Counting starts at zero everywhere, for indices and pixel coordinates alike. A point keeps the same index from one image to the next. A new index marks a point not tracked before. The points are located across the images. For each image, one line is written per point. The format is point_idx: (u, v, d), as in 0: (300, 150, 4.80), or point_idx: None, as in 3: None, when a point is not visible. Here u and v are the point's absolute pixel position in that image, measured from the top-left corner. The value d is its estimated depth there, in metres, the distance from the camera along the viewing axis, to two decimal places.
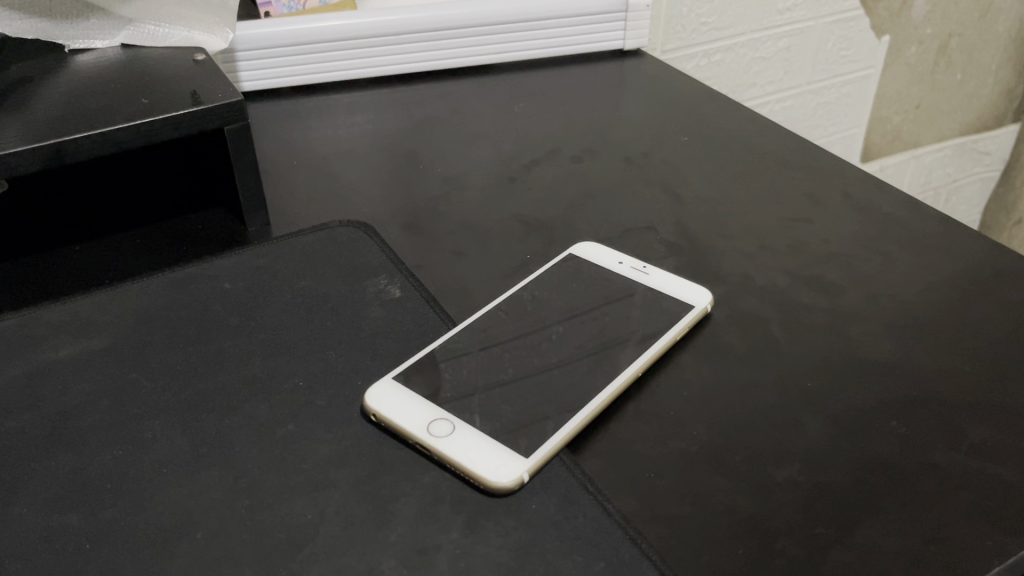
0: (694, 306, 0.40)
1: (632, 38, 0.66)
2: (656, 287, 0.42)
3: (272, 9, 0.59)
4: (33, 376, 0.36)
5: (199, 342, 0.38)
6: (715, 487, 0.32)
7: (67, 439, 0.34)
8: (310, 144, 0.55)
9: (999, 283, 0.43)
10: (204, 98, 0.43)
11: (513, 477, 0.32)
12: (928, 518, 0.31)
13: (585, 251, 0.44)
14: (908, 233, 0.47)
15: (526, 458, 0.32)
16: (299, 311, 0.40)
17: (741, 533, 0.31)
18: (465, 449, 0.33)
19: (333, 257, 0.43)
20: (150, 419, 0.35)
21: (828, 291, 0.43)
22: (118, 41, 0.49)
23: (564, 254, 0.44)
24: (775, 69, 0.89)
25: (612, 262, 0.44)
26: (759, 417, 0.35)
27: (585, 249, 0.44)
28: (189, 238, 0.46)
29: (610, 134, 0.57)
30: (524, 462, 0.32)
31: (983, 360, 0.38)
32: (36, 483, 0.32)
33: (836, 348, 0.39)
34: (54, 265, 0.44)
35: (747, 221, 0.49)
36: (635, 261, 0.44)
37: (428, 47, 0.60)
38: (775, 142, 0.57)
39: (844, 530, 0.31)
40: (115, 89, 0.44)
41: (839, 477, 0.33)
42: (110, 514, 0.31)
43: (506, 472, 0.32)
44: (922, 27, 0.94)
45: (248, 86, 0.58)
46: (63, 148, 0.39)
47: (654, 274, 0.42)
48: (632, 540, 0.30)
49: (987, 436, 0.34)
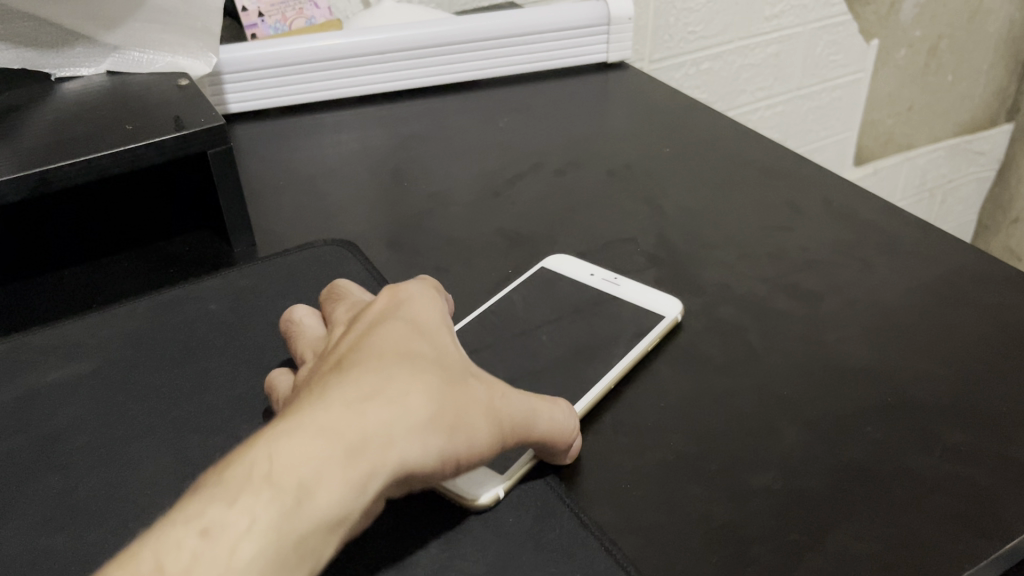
0: (666, 316, 0.41)
1: (615, 50, 0.67)
2: (628, 298, 0.42)
3: (258, 31, 0.59)
4: (23, 400, 0.37)
5: (186, 363, 0.39)
6: (691, 496, 0.33)
7: (56, 461, 0.34)
8: (296, 163, 0.55)
9: (978, 287, 0.44)
10: (188, 122, 0.44)
11: (491, 495, 0.32)
12: (901, 523, 0.32)
13: (557, 264, 0.45)
14: (888, 239, 0.48)
15: (502, 476, 0.33)
16: (283, 330, 0.41)
17: (716, 541, 0.31)
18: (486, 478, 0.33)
19: (318, 276, 0.44)
20: (137, 440, 0.35)
21: (807, 298, 0.43)
22: (104, 68, 0.50)
23: (538, 267, 0.45)
24: (763, 75, 0.90)
25: (584, 274, 0.44)
26: (736, 425, 0.36)
27: (557, 263, 0.45)
28: (177, 260, 0.47)
29: (594, 147, 0.58)
30: (501, 481, 0.33)
31: (961, 364, 0.39)
32: (25, 506, 0.32)
33: (813, 355, 0.40)
34: (45, 289, 0.45)
35: (729, 230, 0.49)
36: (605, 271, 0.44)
37: (412, 65, 0.61)
38: (757, 151, 0.57)
39: (818, 536, 0.31)
40: (101, 115, 0.45)
41: (814, 483, 0.33)
42: (97, 535, 0.31)
43: (483, 489, 0.32)
44: (910, 30, 0.95)
45: (235, 108, 0.59)
46: (50, 175, 0.40)
47: (626, 285, 0.43)
48: (607, 550, 0.30)
49: (962, 440, 0.35)
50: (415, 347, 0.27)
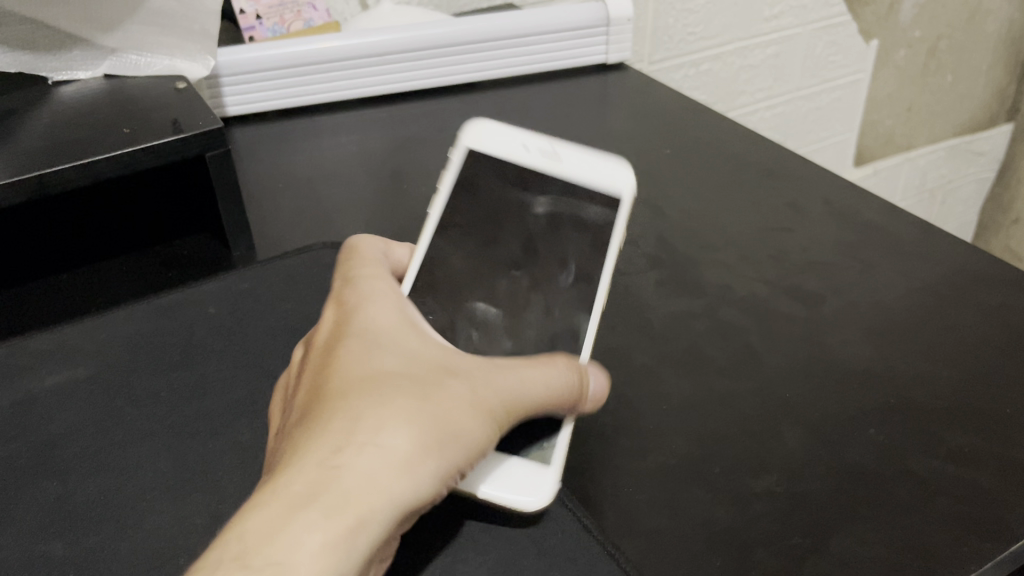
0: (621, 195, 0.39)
1: (614, 52, 0.67)
2: (570, 175, 0.39)
3: (256, 33, 0.59)
4: (20, 406, 0.37)
5: (184, 367, 0.39)
6: (693, 499, 0.33)
7: (53, 467, 0.34)
8: (295, 166, 0.55)
9: (979, 288, 0.43)
10: (185, 126, 0.43)
11: (550, 492, 0.32)
12: (905, 525, 0.31)
13: (486, 143, 0.40)
14: (889, 240, 0.48)
15: (550, 468, 0.32)
16: (282, 334, 0.41)
17: (719, 546, 0.31)
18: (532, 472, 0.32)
19: (317, 279, 0.44)
20: (135, 445, 0.35)
21: (808, 300, 0.43)
22: (101, 71, 0.50)
23: (459, 148, 0.40)
24: (763, 76, 0.90)
25: (516, 146, 0.40)
26: (738, 428, 0.36)
27: (485, 139, 0.40)
28: (176, 264, 0.47)
29: (593, 148, 0.58)
30: (551, 472, 0.32)
31: (964, 366, 0.38)
32: (22, 512, 0.32)
33: (815, 357, 0.39)
34: (43, 294, 0.44)
35: (729, 232, 0.49)
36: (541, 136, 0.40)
37: (411, 67, 0.61)
38: (757, 152, 0.57)
39: (822, 540, 0.31)
40: (97, 118, 0.45)
41: (817, 486, 0.33)
42: (94, 541, 0.31)
43: (539, 487, 0.32)
44: (909, 30, 0.94)
45: (233, 111, 0.58)
46: (46, 180, 0.40)
47: (566, 158, 0.39)
48: (610, 555, 0.30)
49: (965, 442, 0.35)
50: (380, 366, 0.30)
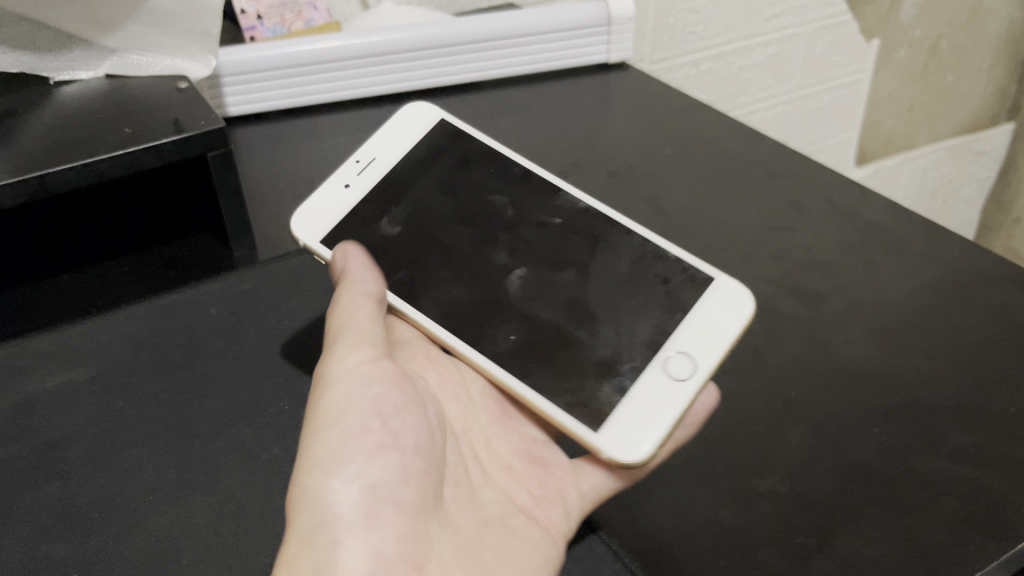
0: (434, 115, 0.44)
1: (615, 51, 0.67)
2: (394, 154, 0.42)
3: (256, 34, 0.59)
4: (21, 407, 0.37)
5: (186, 368, 0.39)
6: (697, 499, 0.33)
7: (55, 469, 0.34)
8: (295, 167, 0.55)
9: (983, 287, 0.43)
10: (186, 126, 0.43)
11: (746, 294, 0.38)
12: (909, 525, 0.31)
13: (306, 221, 0.39)
14: (891, 239, 0.47)
15: (714, 281, 0.39)
16: (284, 334, 0.41)
17: (722, 546, 0.31)
18: (701, 344, 0.37)
19: (319, 279, 0.44)
20: (137, 446, 0.35)
21: (812, 299, 0.43)
22: (102, 71, 0.50)
23: (303, 242, 0.39)
24: (764, 76, 0.89)
25: (337, 184, 0.41)
26: (741, 428, 0.36)
27: (305, 221, 0.39)
28: (177, 264, 0.47)
29: (594, 148, 0.57)
30: (716, 283, 0.38)
31: (968, 365, 0.38)
32: (24, 514, 0.32)
33: (818, 356, 0.39)
34: (44, 294, 0.44)
35: (731, 231, 0.49)
36: (339, 169, 0.41)
37: (412, 66, 0.61)
38: (759, 151, 0.57)
39: (826, 540, 0.31)
40: (98, 118, 0.44)
41: (821, 486, 0.33)
42: (97, 542, 0.31)
43: (742, 305, 0.38)
44: (910, 29, 0.94)
45: (234, 112, 0.58)
46: (47, 180, 0.40)
47: (369, 154, 0.42)
48: (619, 560, 0.31)
49: (969, 441, 0.34)
50: None
